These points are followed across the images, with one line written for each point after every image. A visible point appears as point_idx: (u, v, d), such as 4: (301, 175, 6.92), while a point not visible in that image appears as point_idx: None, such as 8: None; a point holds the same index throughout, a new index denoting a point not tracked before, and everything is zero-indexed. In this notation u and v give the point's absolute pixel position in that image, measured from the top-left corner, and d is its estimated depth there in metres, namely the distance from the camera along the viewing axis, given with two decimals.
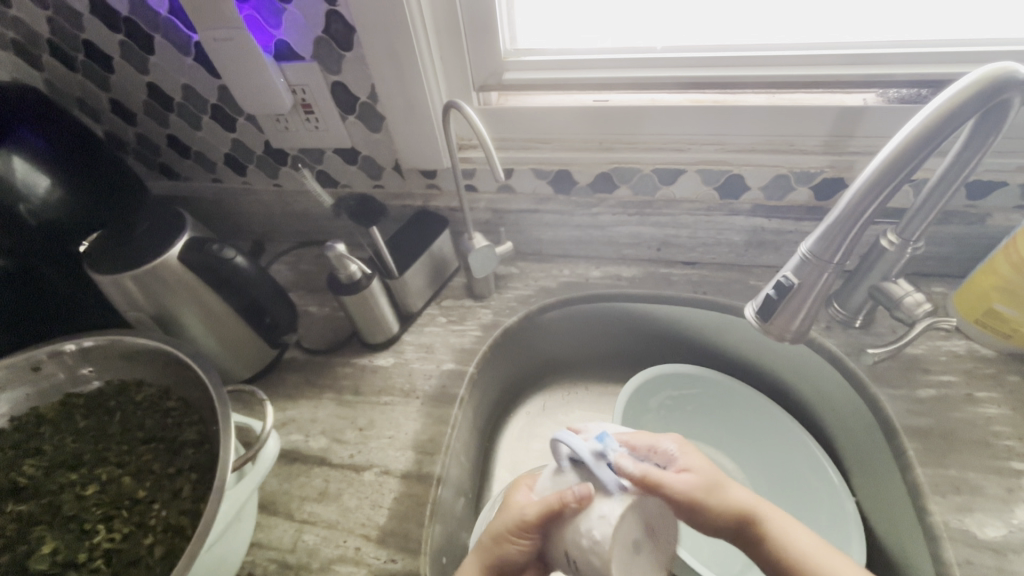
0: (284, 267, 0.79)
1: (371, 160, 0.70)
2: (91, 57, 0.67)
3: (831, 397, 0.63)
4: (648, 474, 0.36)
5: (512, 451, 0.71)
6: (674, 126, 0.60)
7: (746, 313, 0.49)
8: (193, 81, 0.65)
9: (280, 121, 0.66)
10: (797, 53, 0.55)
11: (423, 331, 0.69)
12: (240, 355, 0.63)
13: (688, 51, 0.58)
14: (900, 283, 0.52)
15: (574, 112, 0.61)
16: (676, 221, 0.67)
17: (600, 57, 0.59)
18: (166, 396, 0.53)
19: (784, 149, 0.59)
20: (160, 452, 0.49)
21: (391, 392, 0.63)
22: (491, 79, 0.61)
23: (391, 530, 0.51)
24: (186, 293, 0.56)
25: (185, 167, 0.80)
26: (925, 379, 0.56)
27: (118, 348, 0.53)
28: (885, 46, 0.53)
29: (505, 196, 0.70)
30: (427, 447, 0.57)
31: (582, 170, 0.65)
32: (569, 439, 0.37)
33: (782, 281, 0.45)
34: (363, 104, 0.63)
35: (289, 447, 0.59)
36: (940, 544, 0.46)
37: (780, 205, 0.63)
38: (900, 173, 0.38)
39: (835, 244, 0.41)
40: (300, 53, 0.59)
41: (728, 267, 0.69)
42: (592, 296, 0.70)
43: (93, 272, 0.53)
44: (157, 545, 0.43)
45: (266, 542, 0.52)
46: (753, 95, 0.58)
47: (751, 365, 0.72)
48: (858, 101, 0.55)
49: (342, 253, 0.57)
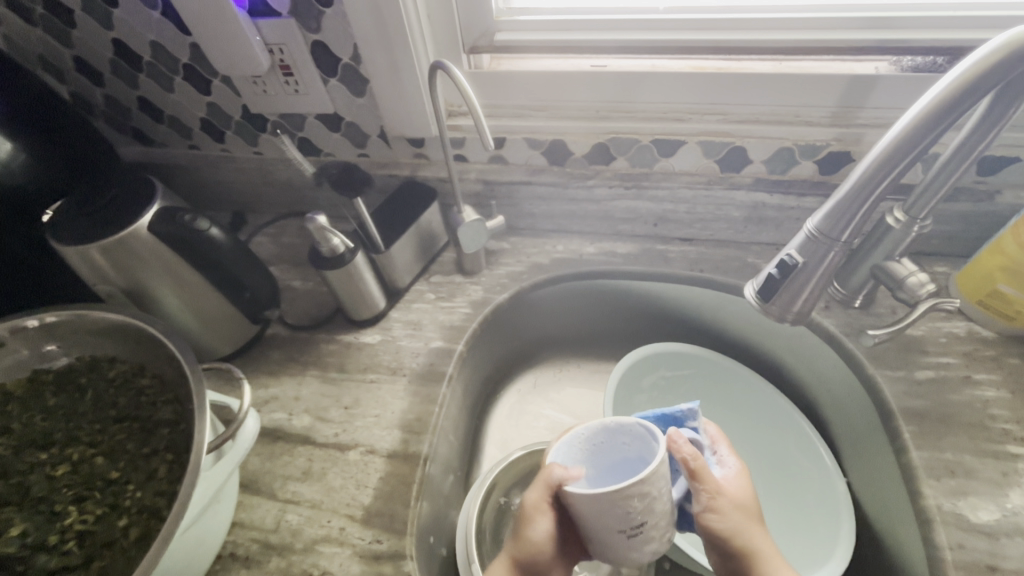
0: (266, 239, 0.76)
1: (356, 126, 0.66)
2: (51, 10, 0.62)
3: (828, 379, 0.62)
4: (697, 472, 0.41)
5: (501, 428, 0.70)
6: (675, 94, 0.57)
7: (745, 293, 0.47)
8: (163, 38, 0.61)
9: (257, 83, 0.62)
10: (809, 15, 0.52)
11: (411, 307, 0.66)
12: (219, 332, 0.60)
13: (690, 13, 0.54)
14: (904, 262, 0.50)
15: (570, 77, 0.58)
16: (675, 196, 0.64)
17: (599, 17, 0.55)
18: (140, 372, 0.51)
19: (790, 121, 0.56)
20: (135, 431, 0.47)
21: (378, 369, 0.61)
22: (482, 40, 0.57)
23: (377, 511, 0.50)
24: (158, 265, 0.53)
25: (160, 133, 0.75)
26: (924, 360, 0.55)
27: (87, 323, 0.50)
28: (902, 9, 0.50)
29: (497, 167, 0.67)
30: (414, 426, 0.56)
31: (577, 141, 0.62)
32: (657, 430, 0.39)
33: (785, 260, 0.42)
34: (345, 66, 0.59)
35: (271, 426, 0.57)
36: (932, 527, 0.46)
37: (784, 180, 0.60)
38: (914, 150, 0.35)
39: (843, 221, 0.39)
40: (276, 9, 0.54)
41: (725, 245, 0.67)
42: (585, 272, 0.68)
43: (56, 244, 0.50)
44: (133, 527, 0.41)
45: (248, 522, 0.50)
46: (760, 62, 0.55)
47: (746, 346, 0.70)
48: (869, 69, 0.52)
49: (324, 225, 0.54)
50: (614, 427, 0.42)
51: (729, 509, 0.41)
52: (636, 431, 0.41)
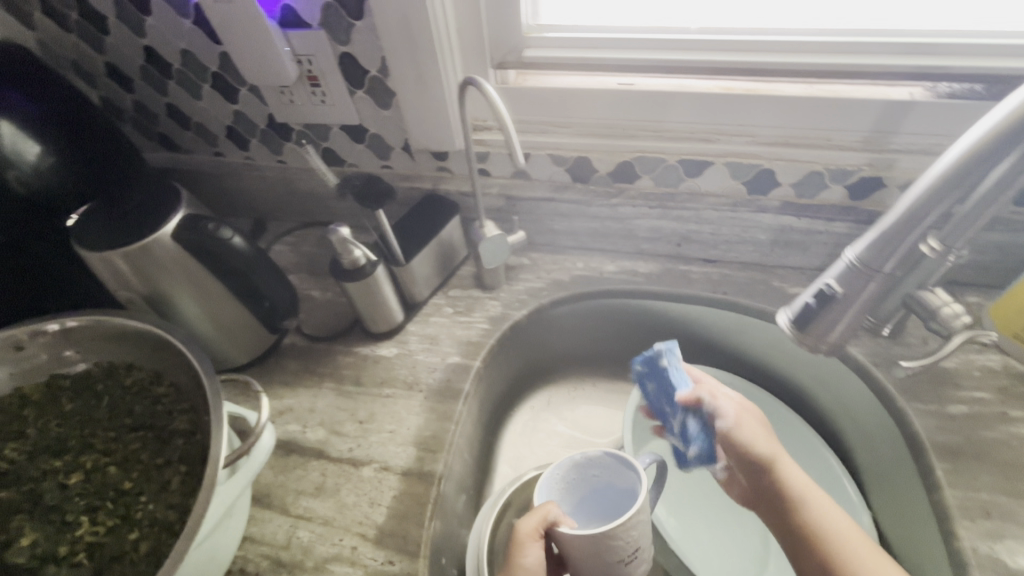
0: (285, 248, 0.76)
1: (380, 138, 0.66)
2: (85, 16, 0.63)
3: (854, 409, 0.60)
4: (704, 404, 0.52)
5: (514, 447, 0.69)
6: (704, 115, 0.56)
7: (777, 319, 0.45)
8: (193, 47, 0.61)
9: (285, 94, 0.63)
10: (844, 39, 0.51)
11: (429, 321, 0.66)
12: (236, 341, 0.60)
13: (722, 34, 0.54)
14: (937, 292, 0.49)
15: (597, 95, 0.58)
16: (699, 216, 0.63)
17: (629, 36, 0.55)
18: (156, 380, 0.50)
19: (820, 145, 0.55)
20: (149, 440, 0.46)
21: (394, 383, 0.60)
22: (511, 55, 0.57)
23: (389, 530, 0.49)
24: (179, 272, 0.53)
25: (185, 139, 0.76)
26: (956, 395, 0.53)
27: (105, 328, 0.50)
28: (938, 36, 0.50)
29: (519, 182, 0.67)
30: (430, 444, 0.55)
31: (602, 158, 0.61)
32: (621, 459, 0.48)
33: (824, 289, 0.41)
34: (373, 79, 0.59)
35: (285, 438, 0.56)
36: (967, 570, 0.44)
37: (812, 204, 0.59)
38: (966, 183, 0.34)
39: (887, 253, 0.38)
40: (307, 20, 0.55)
41: (750, 267, 0.66)
42: (605, 291, 0.67)
43: (82, 249, 0.50)
44: (142, 541, 0.40)
45: (259, 537, 0.49)
46: (791, 84, 0.54)
47: (768, 372, 0.69)
48: (904, 95, 0.51)
49: (346, 237, 0.54)
50: (583, 463, 0.50)
51: (738, 429, 0.52)
52: (602, 462, 0.49)
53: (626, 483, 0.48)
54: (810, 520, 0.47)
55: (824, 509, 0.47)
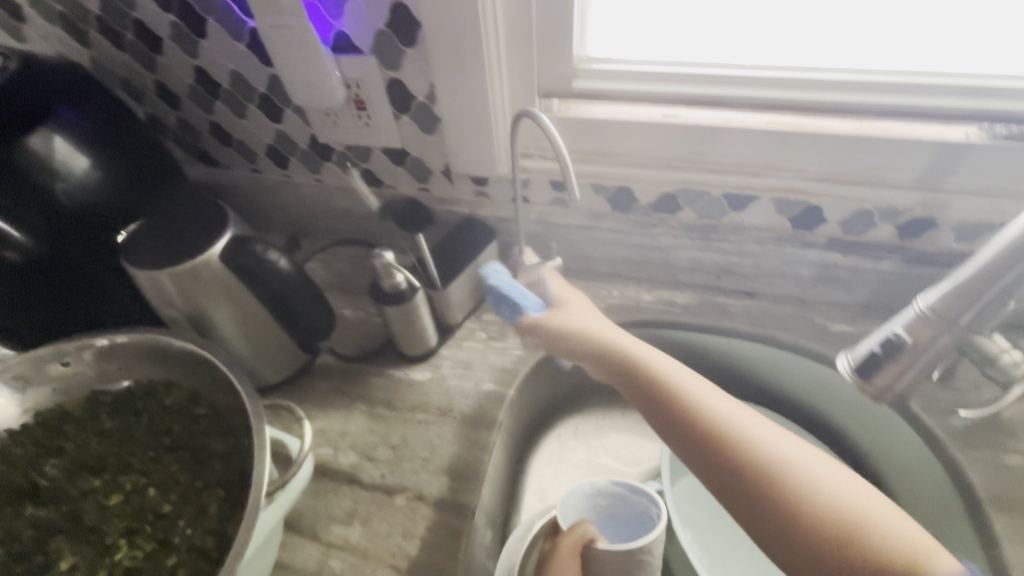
0: (318, 265, 0.76)
1: (420, 161, 0.67)
2: (140, 36, 0.64)
3: (899, 453, 0.58)
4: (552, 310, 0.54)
5: (542, 478, 0.67)
6: (750, 148, 0.55)
7: (837, 363, 0.44)
8: (243, 68, 0.62)
9: (330, 116, 0.63)
10: (899, 79, 0.50)
11: (462, 345, 0.65)
12: (270, 360, 0.59)
13: (773, 70, 0.53)
14: (994, 337, 0.46)
15: (638, 126, 0.56)
16: (742, 250, 0.63)
17: (677, 70, 0.55)
18: (195, 401, 0.49)
19: (870, 183, 0.54)
20: (188, 462, 0.46)
21: (427, 409, 0.59)
22: (558, 85, 0.58)
23: (422, 563, 0.48)
24: (220, 292, 0.52)
25: (225, 155, 0.77)
26: (1013, 445, 0.51)
27: (149, 346, 0.49)
28: (998, 79, 0.49)
29: (558, 209, 0.67)
30: (463, 474, 0.54)
31: (644, 189, 0.61)
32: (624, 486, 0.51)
33: (892, 339, 0.40)
34: (419, 104, 0.60)
35: (317, 461, 0.56)
36: None
37: (858, 241, 0.59)
38: None
39: (962, 305, 0.38)
40: (359, 46, 0.56)
41: (792, 302, 0.64)
42: (641, 322, 0.66)
43: (129, 266, 0.51)
44: (182, 568, 0.40)
45: (290, 563, 0.49)
46: (839, 120, 0.53)
47: (806, 409, 0.67)
48: (959, 135, 0.50)
49: (389, 262, 0.54)
50: (593, 493, 0.52)
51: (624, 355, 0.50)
52: (610, 492, 0.52)
53: (637, 508, 0.51)
54: (740, 437, 0.41)
55: (758, 435, 0.41)
